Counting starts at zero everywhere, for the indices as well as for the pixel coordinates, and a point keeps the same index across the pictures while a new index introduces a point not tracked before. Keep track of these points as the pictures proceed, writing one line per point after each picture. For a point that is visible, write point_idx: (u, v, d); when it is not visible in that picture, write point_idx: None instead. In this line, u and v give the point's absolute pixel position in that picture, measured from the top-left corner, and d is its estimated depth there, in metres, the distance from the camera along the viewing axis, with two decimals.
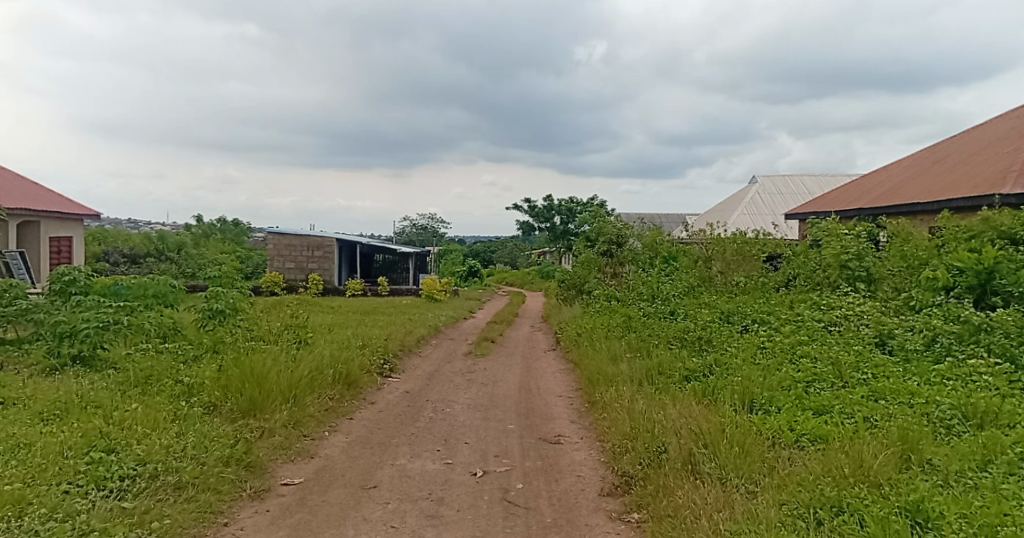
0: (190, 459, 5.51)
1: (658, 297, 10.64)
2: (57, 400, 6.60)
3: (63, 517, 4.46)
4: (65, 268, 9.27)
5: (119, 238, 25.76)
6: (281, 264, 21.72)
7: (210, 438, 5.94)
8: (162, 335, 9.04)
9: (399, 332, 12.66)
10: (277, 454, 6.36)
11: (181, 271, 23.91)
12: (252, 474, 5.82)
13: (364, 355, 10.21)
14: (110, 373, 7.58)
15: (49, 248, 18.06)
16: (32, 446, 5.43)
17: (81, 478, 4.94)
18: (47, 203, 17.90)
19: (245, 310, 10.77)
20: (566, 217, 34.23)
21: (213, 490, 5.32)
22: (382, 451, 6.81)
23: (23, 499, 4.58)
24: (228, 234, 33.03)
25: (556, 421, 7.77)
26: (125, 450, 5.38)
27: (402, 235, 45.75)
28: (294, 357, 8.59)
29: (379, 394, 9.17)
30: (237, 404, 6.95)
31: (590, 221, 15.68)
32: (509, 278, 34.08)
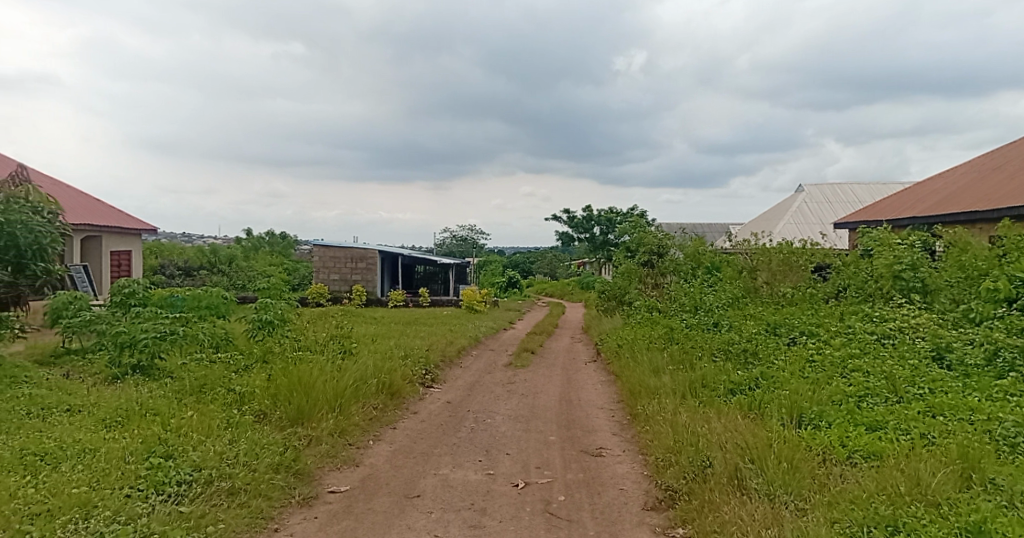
0: (242, 466, 5.65)
1: (701, 309, 10.56)
2: (118, 407, 6.84)
3: (125, 520, 4.63)
4: (125, 280, 9.67)
5: (174, 250, 26.56)
6: (327, 276, 22.17)
7: (262, 446, 6.09)
8: (215, 345, 9.30)
9: (441, 343, 12.79)
10: (324, 462, 6.50)
11: (232, 283, 24.53)
12: (301, 481, 5.95)
13: (406, 365, 10.35)
14: (167, 382, 7.82)
15: (111, 262, 18.72)
16: (96, 451, 5.65)
17: (141, 483, 5.12)
18: (107, 218, 18.53)
19: (292, 321, 11.01)
20: (607, 227, 34.08)
21: (265, 496, 5.46)
22: (426, 461, 6.90)
23: (89, 502, 4.76)
24: (277, 246, 33.82)
25: (598, 434, 7.78)
26: (182, 456, 5.56)
27: (442, 248, 46.16)
28: (339, 367, 8.74)
29: (421, 404, 9.30)
30: (286, 412, 7.13)
31: (629, 232, 15.57)
32: (549, 289, 34.05)
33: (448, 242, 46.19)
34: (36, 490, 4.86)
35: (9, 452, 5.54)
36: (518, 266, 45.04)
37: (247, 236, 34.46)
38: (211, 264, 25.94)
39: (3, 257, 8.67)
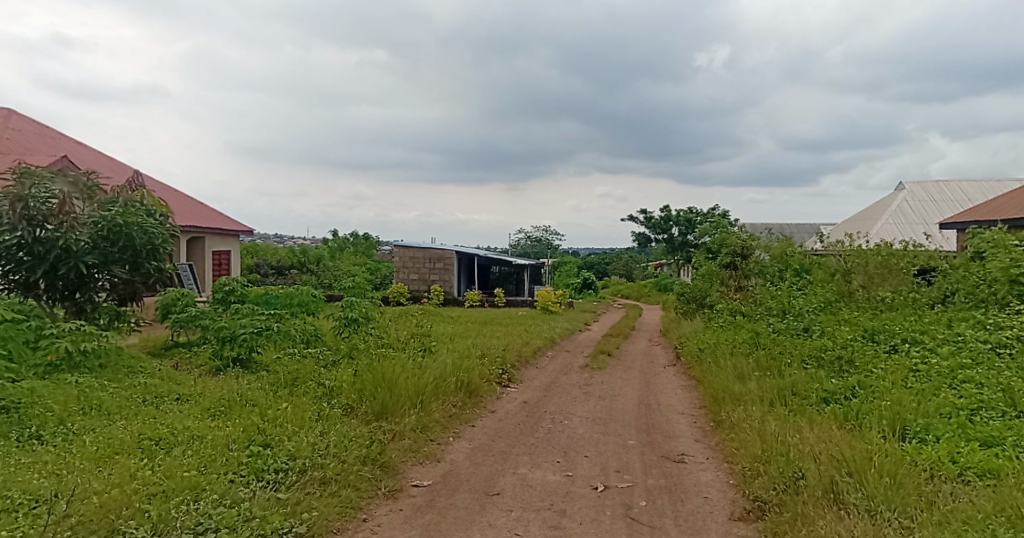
0: (332, 457, 5.79)
1: (790, 313, 10.22)
2: (222, 397, 7.18)
3: (229, 504, 4.86)
4: (226, 279, 10.22)
5: (268, 250, 27.62)
6: (406, 275, 22.61)
7: (350, 438, 6.22)
8: (306, 340, 9.62)
9: (517, 344, 12.83)
10: (407, 456, 6.60)
11: (320, 282, 25.26)
12: (386, 474, 6.04)
13: (483, 364, 10.44)
14: (263, 374, 8.17)
15: (213, 262, 19.55)
16: (203, 438, 5.90)
17: (243, 469, 5.34)
18: (211, 220, 19.36)
19: (376, 319, 11.28)
20: (686, 228, 33.44)
21: (354, 487, 5.58)
22: (504, 459, 6.91)
23: (199, 485, 4.99)
24: (361, 246, 34.68)
25: (679, 439, 7.64)
26: (279, 446, 5.76)
27: (517, 248, 46.34)
28: (420, 364, 8.88)
29: (499, 403, 9.35)
30: (371, 406, 7.30)
31: (711, 232, 15.22)
32: (625, 290, 33.66)
33: (523, 242, 46.29)
34: (151, 472, 5.14)
35: (129, 436, 5.90)
36: (593, 267, 44.73)
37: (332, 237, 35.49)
38: (301, 264, 26.80)
39: (122, 255, 9.51)
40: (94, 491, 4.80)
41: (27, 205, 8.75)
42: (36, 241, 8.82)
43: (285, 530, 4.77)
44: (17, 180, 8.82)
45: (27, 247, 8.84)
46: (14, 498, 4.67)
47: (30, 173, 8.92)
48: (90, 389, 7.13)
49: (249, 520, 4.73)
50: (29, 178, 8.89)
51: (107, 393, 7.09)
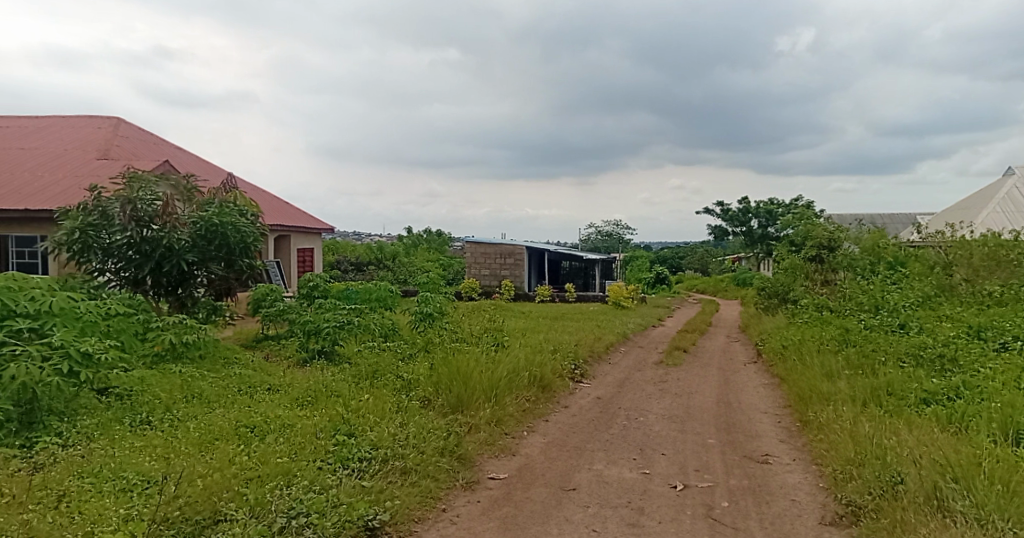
0: (411, 447, 6.15)
1: (883, 309, 9.76)
2: (308, 388, 7.73)
3: (320, 489, 5.27)
4: (309, 275, 10.98)
5: (347, 247, 28.34)
6: (477, 271, 22.79)
7: (429, 430, 6.56)
8: (384, 334, 9.99)
9: (589, 339, 12.73)
10: (483, 449, 6.79)
11: (396, 278, 25.72)
12: (463, 466, 6.33)
13: (555, 359, 10.36)
14: (345, 367, 8.58)
15: (298, 259, 20.09)
16: (294, 426, 6.45)
17: (330, 457, 5.80)
18: (295, 219, 19.92)
19: (449, 314, 11.38)
20: (767, 219, 32.48)
21: (432, 478, 5.93)
22: (580, 455, 6.89)
23: (290, 471, 5.49)
24: (435, 241, 35.10)
25: (762, 440, 7.34)
26: (361, 435, 6.26)
27: (588, 243, 46.06)
28: (493, 358, 8.90)
29: (572, 399, 9.20)
30: (447, 399, 7.46)
31: (795, 223, 14.65)
32: (701, 285, 32.94)
33: (594, 237, 45.94)
34: (248, 458, 5.66)
35: (226, 423, 6.45)
36: (666, 261, 43.98)
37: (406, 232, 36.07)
38: (378, 260, 27.33)
39: (218, 253, 10.03)
40: (197, 473, 5.25)
41: (135, 206, 9.49)
42: (143, 240, 9.54)
43: (370, 516, 5.07)
44: (127, 184, 9.70)
45: (135, 246, 9.58)
46: (130, 479, 5.16)
47: (138, 179, 9.82)
48: (191, 378, 7.78)
49: (337, 506, 5.07)
50: (138, 183, 9.76)
51: (207, 382, 7.72)
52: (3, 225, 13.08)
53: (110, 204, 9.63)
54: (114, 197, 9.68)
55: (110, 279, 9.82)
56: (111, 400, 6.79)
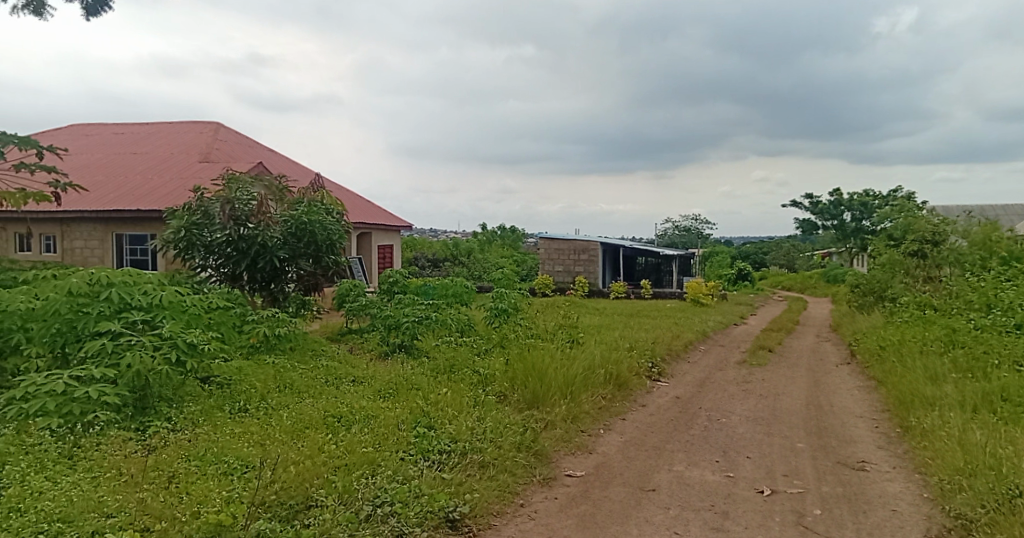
0: (489, 441, 6.18)
1: (996, 308, 9.10)
2: (390, 380, 7.78)
3: (402, 479, 5.34)
4: (390, 271, 11.14)
5: (424, 243, 28.70)
6: (552, 267, 22.64)
7: (505, 425, 6.57)
8: (460, 329, 10.00)
9: (667, 336, 12.41)
10: (560, 445, 6.69)
11: (471, 274, 25.86)
12: (540, 462, 6.26)
13: (632, 357, 10.14)
14: (424, 360, 8.65)
15: (378, 256, 20.39)
16: (378, 417, 6.54)
17: (412, 448, 5.87)
18: (374, 216, 20.27)
19: (524, 310, 11.32)
20: (860, 212, 31.25)
21: (510, 472, 5.88)
22: (659, 455, 6.68)
23: (375, 460, 5.58)
24: (509, 238, 35.11)
25: (858, 445, 6.91)
26: (441, 428, 6.32)
27: (664, 238, 45.26)
28: (568, 354, 8.80)
29: (650, 397, 8.93)
30: (523, 395, 7.43)
31: (894, 216, 13.90)
32: (786, 282, 31.80)
33: (672, 232, 45.07)
34: (335, 446, 5.77)
35: (315, 413, 6.56)
36: (747, 258, 42.78)
37: (482, 229, 36.28)
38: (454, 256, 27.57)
39: (307, 249, 10.28)
40: (290, 461, 5.41)
41: (233, 206, 9.86)
42: (239, 238, 9.88)
43: (451, 507, 5.09)
44: (226, 186, 10.07)
45: (233, 243, 9.91)
46: (230, 463, 5.35)
47: (236, 180, 10.19)
48: (283, 369, 7.98)
49: (420, 496, 5.13)
50: (235, 184, 10.13)
51: (297, 373, 7.88)
52: (117, 225, 13.77)
53: (210, 204, 10.01)
54: (214, 198, 10.04)
55: (211, 275, 10.24)
56: (213, 388, 7.04)
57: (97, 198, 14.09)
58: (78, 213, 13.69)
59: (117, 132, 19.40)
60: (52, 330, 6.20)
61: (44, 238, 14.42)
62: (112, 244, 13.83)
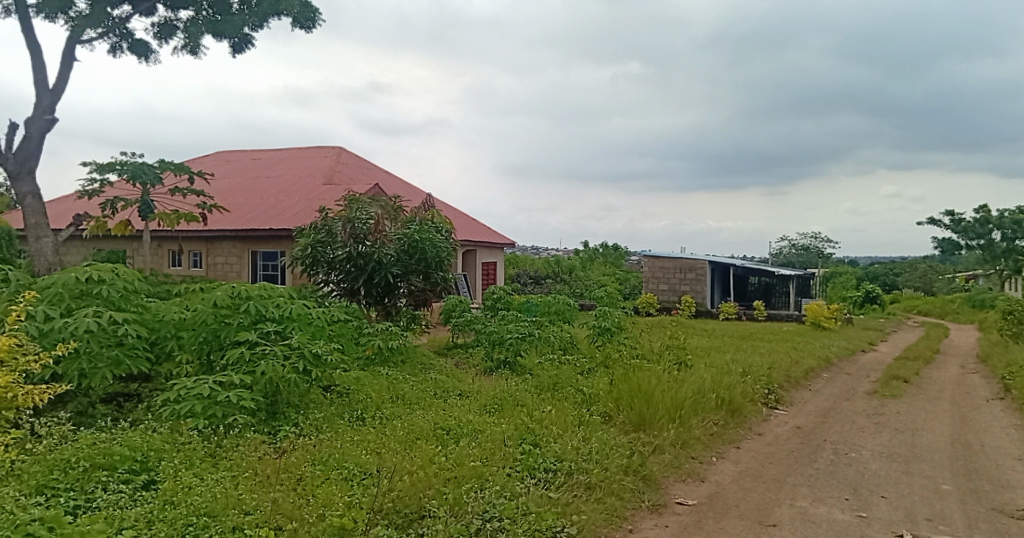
0: (595, 463, 5.98)
1: None
2: (495, 395, 7.64)
3: (510, 496, 5.24)
4: (494, 288, 11.16)
5: (525, 260, 28.72)
6: (656, 285, 22.07)
7: (611, 447, 6.34)
8: (563, 347, 9.85)
9: (785, 362, 11.70)
10: (669, 471, 6.34)
11: (572, 291, 25.58)
12: (649, 487, 5.96)
13: (746, 383, 9.60)
14: (527, 377, 8.53)
15: (482, 273, 20.49)
16: (484, 432, 6.40)
17: (518, 465, 5.77)
18: (479, 234, 20.40)
19: (627, 329, 11.00)
20: (1013, 230, 28.67)
21: (617, 495, 5.63)
22: (779, 488, 6.20)
23: (483, 475, 5.46)
24: (612, 255, 34.59)
25: (1015, 492, 6.17)
26: (545, 446, 6.17)
27: (780, 256, 43.35)
28: (677, 378, 8.54)
29: (766, 426, 8.36)
30: (629, 416, 7.18)
31: None
32: (922, 306, 29.57)
33: (789, 250, 43.08)
34: (445, 458, 5.70)
35: (425, 424, 6.49)
36: (878, 279, 40.25)
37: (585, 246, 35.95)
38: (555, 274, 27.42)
39: (419, 266, 10.38)
40: (405, 471, 5.36)
41: (354, 225, 10.18)
42: (358, 255, 10.07)
43: (558, 528, 4.95)
44: (348, 206, 10.42)
45: (352, 260, 10.13)
46: (351, 469, 5.37)
47: (358, 201, 10.51)
48: (397, 380, 8.01)
49: (527, 514, 5.01)
50: (357, 205, 10.45)
51: (409, 385, 7.89)
52: (253, 242, 14.44)
53: (334, 224, 10.37)
54: (337, 217, 10.39)
55: (333, 289, 10.51)
56: (335, 396, 7.18)
57: (238, 219, 14.93)
58: (220, 232, 14.49)
59: (253, 156, 20.61)
60: (200, 338, 6.41)
61: (192, 255, 15.26)
62: (249, 260, 14.50)
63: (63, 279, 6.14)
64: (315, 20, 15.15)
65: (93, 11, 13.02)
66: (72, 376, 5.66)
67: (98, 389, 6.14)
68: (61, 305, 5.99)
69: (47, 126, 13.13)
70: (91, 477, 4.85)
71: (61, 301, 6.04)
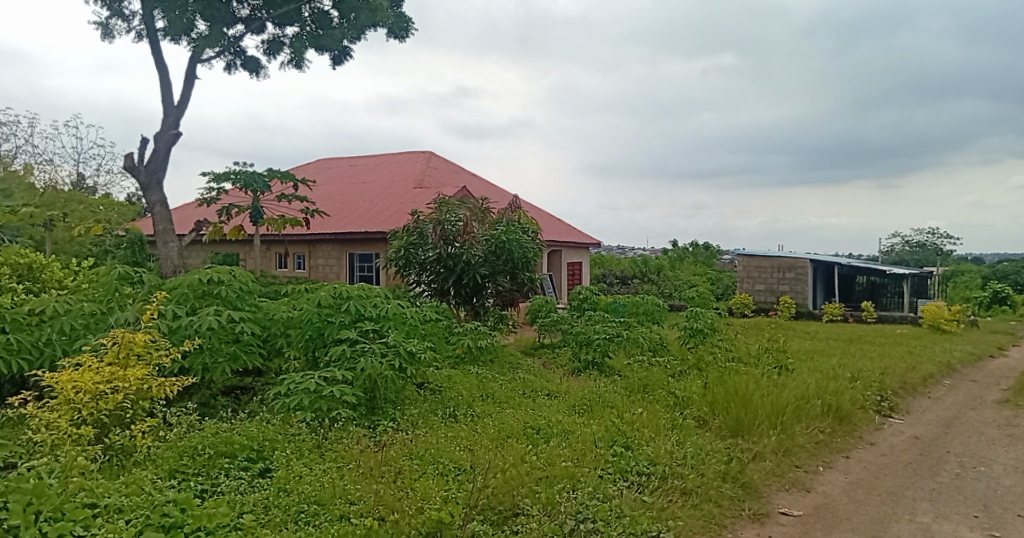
0: (691, 467, 5.66)
1: None
2: (583, 396, 7.39)
3: (603, 499, 5.00)
4: (581, 288, 10.91)
5: (612, 260, 28.26)
6: (752, 285, 21.21)
7: (707, 452, 5.98)
8: (651, 349, 9.52)
9: (898, 367, 10.89)
10: (771, 479, 5.92)
11: (661, 291, 24.93)
12: (749, 495, 5.57)
13: (856, 388, 8.96)
14: (616, 378, 8.26)
15: (568, 273, 20.24)
16: (574, 432, 6.15)
17: (609, 467, 5.52)
18: (566, 234, 20.17)
19: (722, 332, 10.53)
20: None
21: (714, 503, 5.30)
22: (896, 502, 5.68)
23: (574, 475, 5.24)
24: (703, 255, 33.54)
25: None
26: (638, 449, 5.88)
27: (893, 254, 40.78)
28: (777, 383, 8.04)
29: (879, 435, 7.73)
30: (725, 421, 6.79)
31: None
32: None
33: (902, 248, 40.49)
34: (535, 457, 5.49)
35: (515, 423, 6.31)
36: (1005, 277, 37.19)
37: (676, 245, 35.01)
38: (643, 273, 26.81)
39: (506, 267, 10.27)
40: (498, 468, 5.17)
41: (444, 227, 10.13)
42: (447, 256, 10.00)
43: (655, 533, 4.68)
44: (437, 208, 10.40)
45: (442, 262, 10.06)
46: (445, 464, 5.25)
47: (447, 202, 10.47)
48: (486, 379, 7.89)
49: (621, 517, 4.77)
50: (446, 207, 10.41)
51: (498, 384, 7.75)
52: (351, 244, 14.72)
53: (424, 225, 10.36)
54: (428, 219, 10.38)
55: (424, 289, 10.46)
56: (428, 393, 7.11)
57: (337, 223, 15.25)
58: (320, 235, 14.86)
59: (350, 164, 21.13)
60: (306, 336, 6.47)
61: (296, 257, 15.73)
62: (347, 263, 14.79)
63: (189, 279, 6.29)
64: (409, 28, 15.32)
65: (212, 32, 13.51)
66: (196, 370, 5.83)
67: (219, 382, 6.32)
68: (187, 305, 6.20)
69: (173, 140, 13.77)
70: (215, 463, 4.98)
71: (187, 301, 6.25)
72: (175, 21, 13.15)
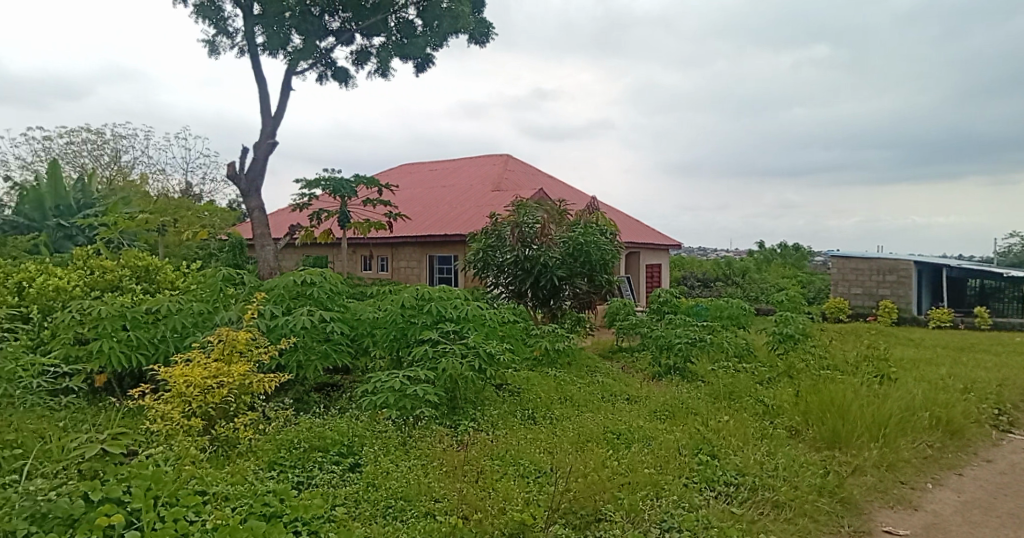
0: (783, 480, 5.21)
1: None
2: (664, 401, 7.00)
3: (689, 508, 4.65)
4: (663, 291, 10.49)
5: (694, 263, 27.42)
6: (847, 289, 20.08)
7: (801, 464, 5.49)
8: (738, 354, 9.00)
9: (1016, 378, 9.96)
10: (873, 495, 5.38)
11: (746, 295, 23.96)
12: (849, 511, 5.06)
13: (969, 400, 8.20)
14: (699, 385, 7.83)
15: (647, 275, 19.70)
16: (658, 439, 5.79)
17: (695, 476, 5.15)
18: (647, 236, 19.65)
19: (814, 337, 9.88)
20: None
21: (811, 518, 4.85)
22: (1018, 526, 5.08)
23: (658, 483, 4.89)
24: (792, 257, 32.11)
25: None
26: (725, 458, 5.48)
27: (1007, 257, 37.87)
28: (878, 392, 7.42)
29: (997, 452, 7.01)
30: (820, 432, 6.26)
31: None
32: None
33: (1017, 251, 37.56)
34: (617, 463, 5.14)
35: (595, 427, 6.00)
36: None
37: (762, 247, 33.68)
38: (726, 275, 25.87)
39: (584, 269, 9.95)
40: (579, 472, 4.90)
41: (522, 230, 9.91)
42: (525, 258, 9.79)
43: None
44: (515, 210, 10.21)
45: (520, 264, 9.86)
46: (526, 466, 5.00)
47: (525, 205, 10.27)
48: (564, 382, 7.60)
49: (709, 528, 4.42)
50: (524, 209, 10.22)
51: (576, 387, 7.45)
52: (430, 246, 14.74)
53: (502, 227, 10.19)
54: (506, 221, 10.21)
55: (502, 292, 10.28)
56: (506, 395, 6.89)
57: (417, 225, 15.30)
58: (402, 237, 14.93)
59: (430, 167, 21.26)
60: (391, 336, 6.35)
61: (379, 259, 15.89)
62: (427, 265, 14.81)
63: (285, 281, 6.30)
64: (489, 32, 15.20)
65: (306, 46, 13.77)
66: (291, 367, 5.80)
67: (311, 379, 6.28)
68: (283, 305, 6.20)
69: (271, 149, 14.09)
70: (310, 457, 4.88)
71: (283, 301, 6.24)
72: (273, 36, 13.57)
